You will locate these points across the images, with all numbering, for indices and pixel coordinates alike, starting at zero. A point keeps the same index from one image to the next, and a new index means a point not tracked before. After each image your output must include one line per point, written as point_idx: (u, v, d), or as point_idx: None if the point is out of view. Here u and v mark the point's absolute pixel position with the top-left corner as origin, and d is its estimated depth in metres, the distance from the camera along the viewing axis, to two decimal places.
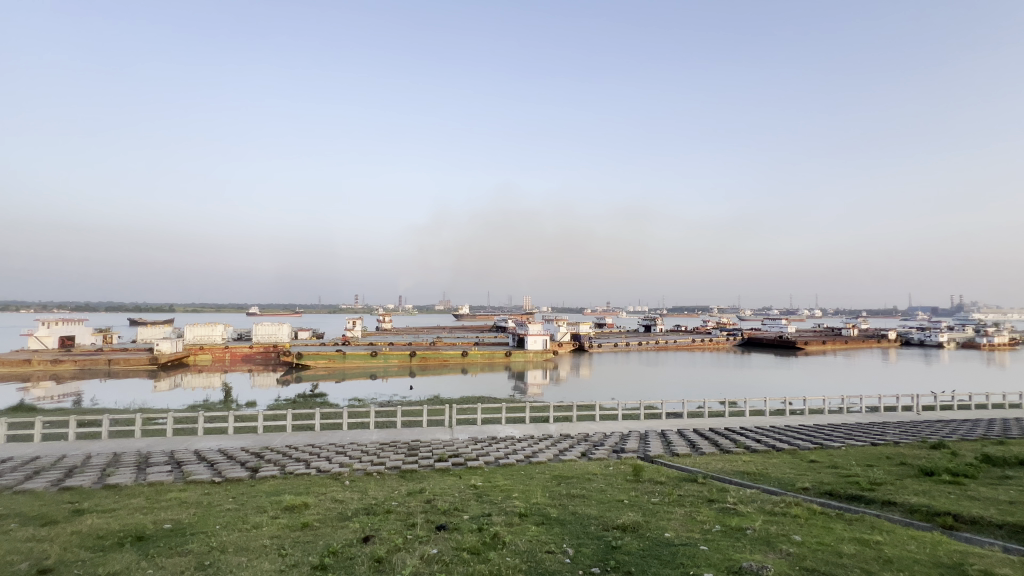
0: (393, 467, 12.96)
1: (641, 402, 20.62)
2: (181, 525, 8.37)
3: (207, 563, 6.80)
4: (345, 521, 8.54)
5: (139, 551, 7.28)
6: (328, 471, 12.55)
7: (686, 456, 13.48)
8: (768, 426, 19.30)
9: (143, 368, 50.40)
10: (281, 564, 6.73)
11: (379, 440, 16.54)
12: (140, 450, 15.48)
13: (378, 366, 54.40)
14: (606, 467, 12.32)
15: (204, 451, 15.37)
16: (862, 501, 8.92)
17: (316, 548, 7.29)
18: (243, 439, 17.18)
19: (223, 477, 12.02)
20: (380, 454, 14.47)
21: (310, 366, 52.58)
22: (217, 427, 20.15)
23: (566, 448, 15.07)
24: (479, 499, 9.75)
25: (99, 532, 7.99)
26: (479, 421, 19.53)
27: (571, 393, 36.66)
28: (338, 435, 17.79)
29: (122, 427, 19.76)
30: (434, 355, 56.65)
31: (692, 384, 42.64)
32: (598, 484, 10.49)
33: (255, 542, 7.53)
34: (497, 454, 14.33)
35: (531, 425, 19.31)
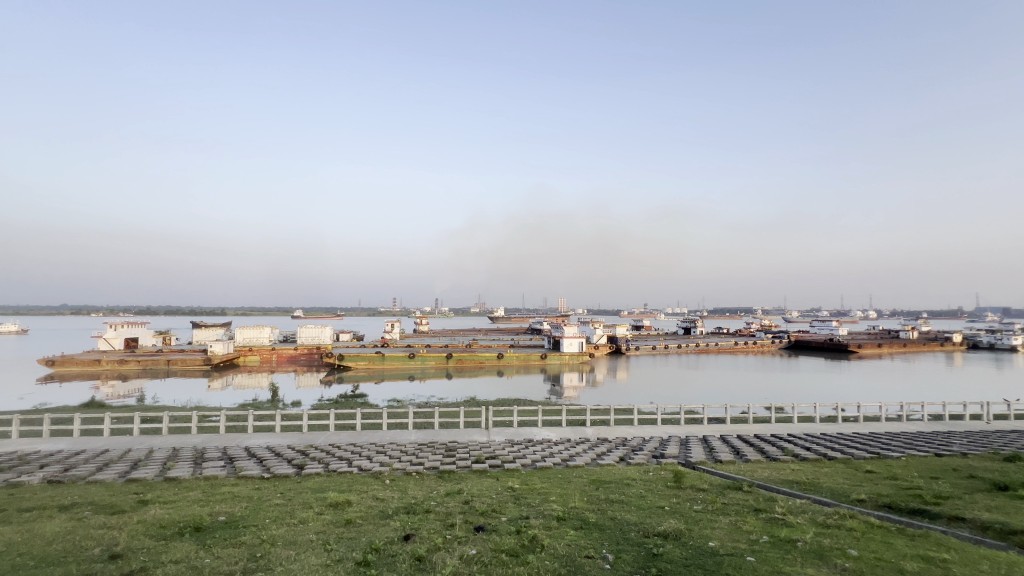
0: (431, 468, 13.15)
1: (681, 406, 20.03)
2: (235, 518, 8.81)
3: (259, 554, 7.13)
4: (386, 520, 8.73)
5: (196, 540, 7.71)
6: (369, 470, 12.89)
7: (729, 463, 13.03)
8: (818, 433, 18.29)
9: (198, 368, 53.46)
10: (327, 559, 6.96)
11: (417, 440, 16.85)
12: (196, 446, 16.43)
13: (416, 367, 55.48)
14: (645, 472, 12.07)
15: (254, 448, 16.12)
16: (925, 515, 8.34)
17: (359, 544, 7.50)
18: (290, 437, 17.94)
19: (272, 474, 12.56)
20: (419, 454, 14.75)
21: (351, 367, 54.26)
22: (265, 425, 21.09)
23: (603, 452, 14.87)
24: (517, 501, 9.75)
25: (161, 522, 8.52)
26: (516, 423, 19.55)
27: (608, 397, 36.27)
28: (378, 434, 18.25)
29: (181, 423, 21.06)
30: (470, 357, 57.22)
31: (735, 389, 41.02)
32: (638, 490, 10.28)
33: (302, 537, 7.82)
34: (534, 457, 14.31)
35: (567, 429, 19.14)
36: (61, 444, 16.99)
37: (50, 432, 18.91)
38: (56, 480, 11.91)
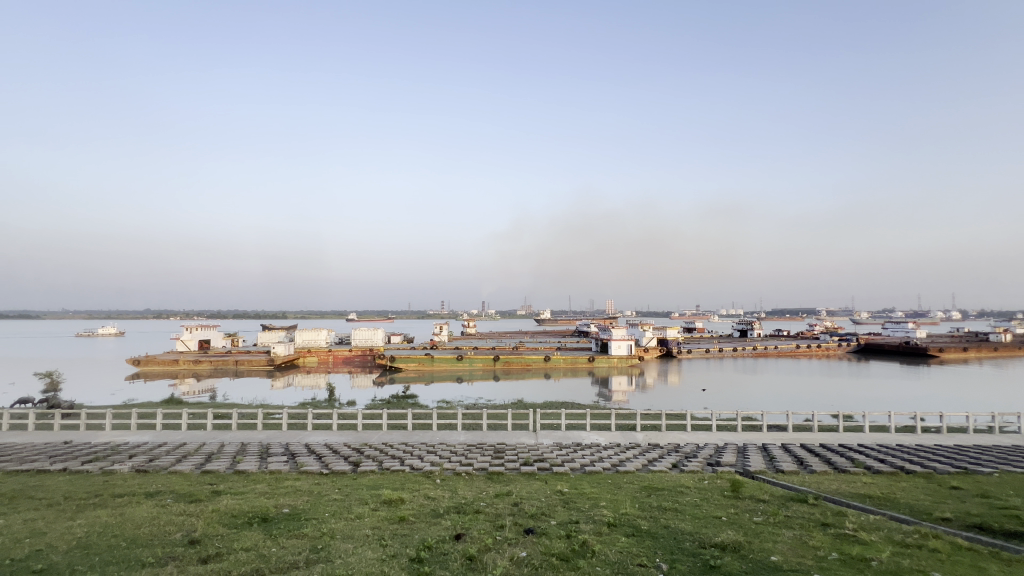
0: (481, 469, 13.31)
1: (737, 413, 19.10)
2: (298, 511, 9.30)
3: (320, 547, 7.49)
4: (438, 519, 8.91)
5: (264, 530, 8.23)
6: (420, 469, 13.25)
7: (792, 474, 12.28)
8: (893, 444, 16.85)
9: (262, 368, 57.00)
10: (382, 554, 7.19)
11: (467, 441, 17.11)
12: (262, 441, 17.53)
13: (463, 369, 56.39)
14: (700, 480, 11.62)
15: (314, 444, 17.00)
16: (1023, 539, 7.50)
17: (412, 541, 7.69)
18: (346, 435, 18.75)
19: (330, 470, 13.17)
20: (468, 455, 14.96)
21: (402, 368, 56.00)
22: (323, 423, 22.16)
23: (654, 458, 14.47)
24: (566, 505, 9.67)
25: (232, 511, 9.14)
26: (563, 427, 19.40)
27: (659, 401, 35.26)
28: (428, 434, 18.70)
29: (249, 420, 22.52)
30: (517, 359, 57.44)
31: (797, 395, 38.61)
32: (693, 498, 9.90)
33: (359, 532, 8.15)
34: (583, 461, 14.15)
35: (616, 433, 18.78)
36: (146, 436, 18.62)
37: (137, 425, 20.81)
38: (143, 469, 13.09)
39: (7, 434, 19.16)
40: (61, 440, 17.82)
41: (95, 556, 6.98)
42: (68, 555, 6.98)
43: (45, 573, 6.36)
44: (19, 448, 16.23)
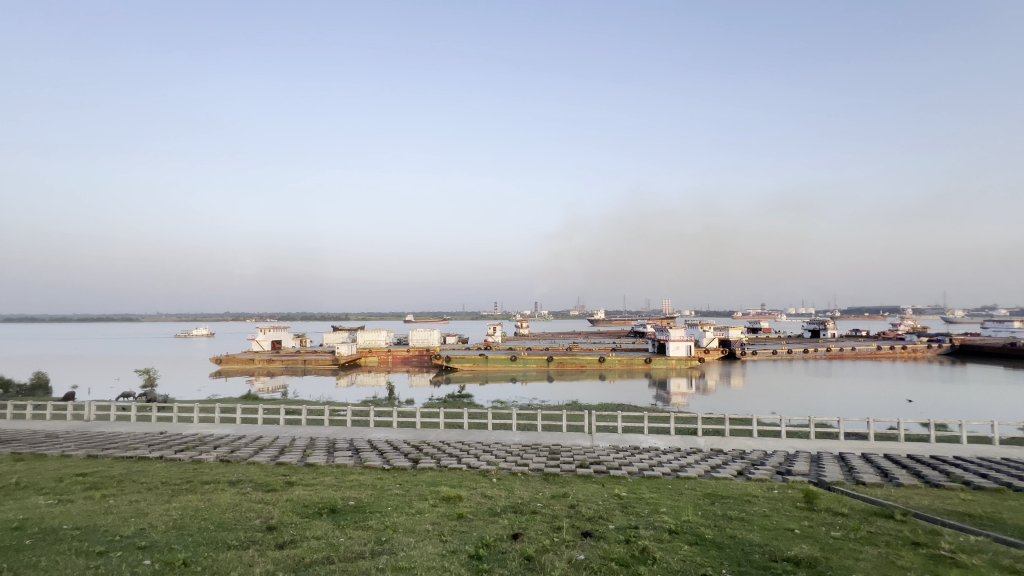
0: (537, 469, 13.32)
1: (810, 420, 17.80)
2: (363, 503, 9.76)
3: (384, 538, 7.81)
4: (495, 517, 9.02)
5: (333, 521, 8.69)
6: (476, 467, 13.45)
7: (876, 486, 11.27)
8: (999, 458, 14.97)
9: (328, 367, 60.39)
10: (443, 549, 7.38)
11: (522, 442, 17.18)
12: (328, 436, 18.53)
13: (517, 370, 56.67)
14: (769, 490, 10.95)
15: (376, 441, 17.73)
16: None
17: (471, 538, 7.84)
18: (406, 432, 19.42)
19: (391, 466, 13.69)
20: (524, 455, 15.01)
21: (458, 368, 57.18)
22: (384, 421, 23.07)
23: (718, 465, 13.82)
24: (624, 510, 9.44)
25: (304, 502, 9.73)
26: (620, 429, 19.00)
27: (723, 405, 33.58)
28: (484, 434, 18.92)
29: (317, 416, 23.89)
30: (571, 360, 56.96)
31: (880, 401, 35.37)
32: (761, 509, 9.35)
33: (420, 526, 8.41)
34: (640, 465, 13.79)
35: (676, 437, 18.17)
36: (227, 429, 20.30)
37: (221, 419, 22.74)
38: (226, 459, 14.26)
39: (115, 423, 21.65)
40: (158, 430, 19.82)
41: (188, 536, 7.68)
42: (166, 534, 7.74)
43: (147, 549, 7.09)
44: (124, 437, 18.23)
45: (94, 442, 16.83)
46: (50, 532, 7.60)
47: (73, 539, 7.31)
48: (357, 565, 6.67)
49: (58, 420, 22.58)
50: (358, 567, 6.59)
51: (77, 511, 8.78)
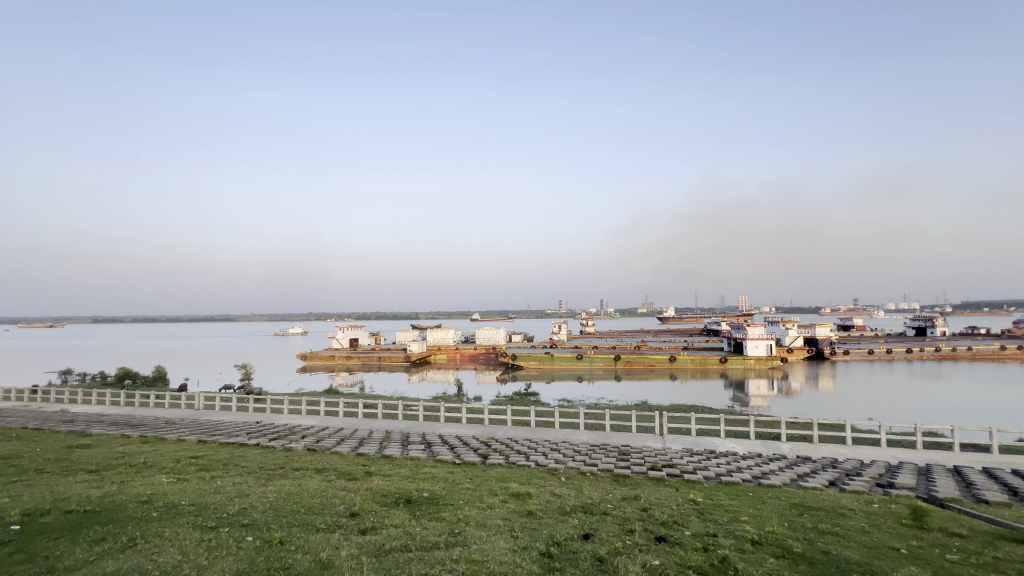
0: (606, 470, 13.08)
1: (914, 427, 15.95)
2: (436, 495, 10.13)
3: (457, 531, 8.04)
4: (565, 516, 8.98)
5: (409, 511, 9.10)
6: (545, 465, 13.47)
7: (1002, 507, 9.83)
8: None
9: (400, 364, 63.41)
10: (514, 545, 7.47)
11: (590, 441, 16.94)
12: (403, 430, 19.44)
13: (583, 368, 56.08)
14: (868, 503, 9.93)
15: (447, 436, 18.33)
16: None
17: (542, 536, 7.87)
18: (475, 429, 19.87)
19: (461, 460, 14.09)
20: (592, 455, 14.79)
21: (523, 366, 57.69)
22: (454, 417, 23.79)
23: (806, 474, 12.75)
24: (701, 516, 9.02)
25: (382, 491, 10.26)
26: (694, 431, 18.16)
27: (810, 409, 31.08)
28: (551, 432, 18.90)
29: (392, 411, 25.15)
30: (640, 360, 55.26)
31: (1004, 408, 30.96)
32: (859, 523, 8.50)
33: (491, 520, 8.58)
34: (718, 470, 13.05)
35: (756, 441, 17.03)
36: (313, 421, 21.99)
37: (308, 411, 24.72)
38: (313, 448, 15.43)
39: (221, 412, 24.23)
40: (255, 420, 21.99)
41: (283, 517, 8.40)
42: (264, 514, 8.50)
43: (250, 527, 7.84)
44: (228, 425, 20.40)
45: (204, 429, 18.97)
46: (172, 506, 8.66)
47: (191, 514, 8.28)
48: (433, 555, 6.94)
49: (176, 408, 25.65)
50: (434, 557, 6.85)
51: (193, 489, 9.94)
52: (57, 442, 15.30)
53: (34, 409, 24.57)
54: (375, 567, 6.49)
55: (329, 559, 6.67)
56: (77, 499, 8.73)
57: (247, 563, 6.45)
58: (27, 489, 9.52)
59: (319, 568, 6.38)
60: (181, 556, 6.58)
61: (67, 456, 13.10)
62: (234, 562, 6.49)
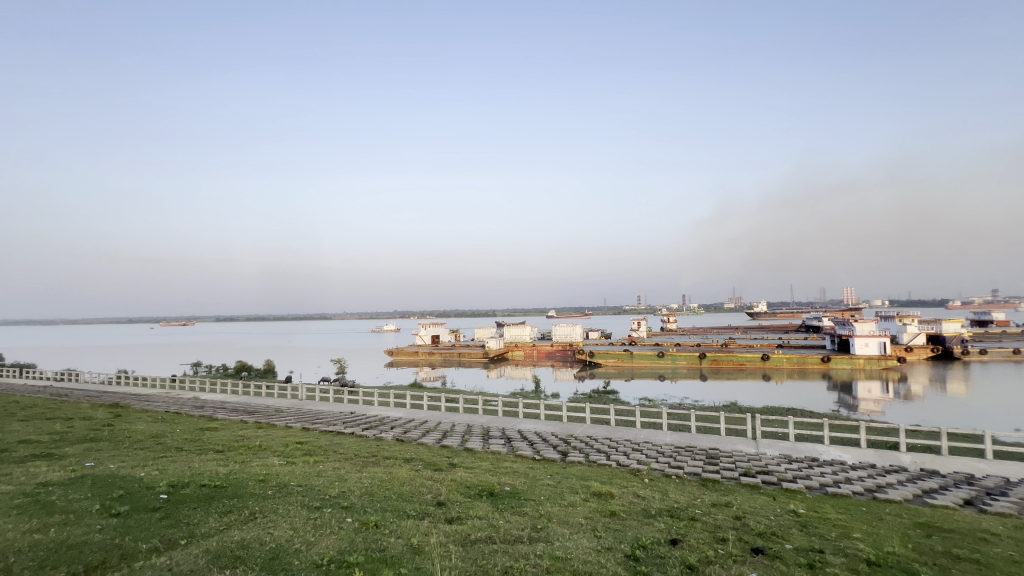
0: (692, 474, 12.43)
1: None
2: (518, 490, 10.28)
3: (540, 526, 8.10)
4: (650, 519, 8.69)
5: (492, 503, 9.33)
6: (627, 465, 13.13)
7: None
8: None
9: (479, 360, 65.25)
10: (598, 545, 7.34)
11: (675, 443, 16.21)
12: (484, 425, 19.96)
13: (665, 366, 53.88)
14: (1018, 529, 8.44)
15: (526, 432, 18.55)
16: None
17: (626, 537, 7.68)
18: (553, 425, 19.90)
19: (541, 457, 14.15)
20: (678, 457, 14.13)
21: (602, 363, 57.05)
22: (534, 413, 23.93)
23: (932, 490, 11.15)
24: (804, 529, 8.26)
25: (466, 483, 10.60)
26: (794, 436, 16.65)
27: (935, 417, 27.18)
28: (632, 432, 18.39)
29: (474, 406, 25.89)
30: (727, 358, 51.93)
31: None
32: (1006, 551, 7.28)
33: (573, 519, 8.52)
34: (823, 479, 11.85)
35: (869, 450, 15.20)
36: (401, 413, 23.38)
37: (397, 404, 26.29)
38: (401, 438, 16.41)
39: (321, 403, 26.54)
40: (350, 411, 23.80)
41: (378, 502, 9.01)
42: (361, 498, 9.17)
43: (349, 509, 8.49)
44: (328, 414, 22.32)
45: (308, 417, 20.91)
46: (284, 486, 9.67)
47: (298, 494, 9.17)
48: (517, 549, 7.04)
49: (284, 397, 28.51)
50: (518, 551, 6.95)
51: (300, 471, 11.01)
52: (192, 425, 17.73)
53: (174, 396, 28.66)
54: (462, 556, 6.72)
55: (420, 544, 7.02)
56: (208, 475, 10.06)
57: (348, 542, 6.98)
58: (172, 463, 11.16)
59: (411, 552, 6.75)
60: (293, 531, 7.29)
61: (199, 437, 15.14)
62: (336, 540, 7.05)
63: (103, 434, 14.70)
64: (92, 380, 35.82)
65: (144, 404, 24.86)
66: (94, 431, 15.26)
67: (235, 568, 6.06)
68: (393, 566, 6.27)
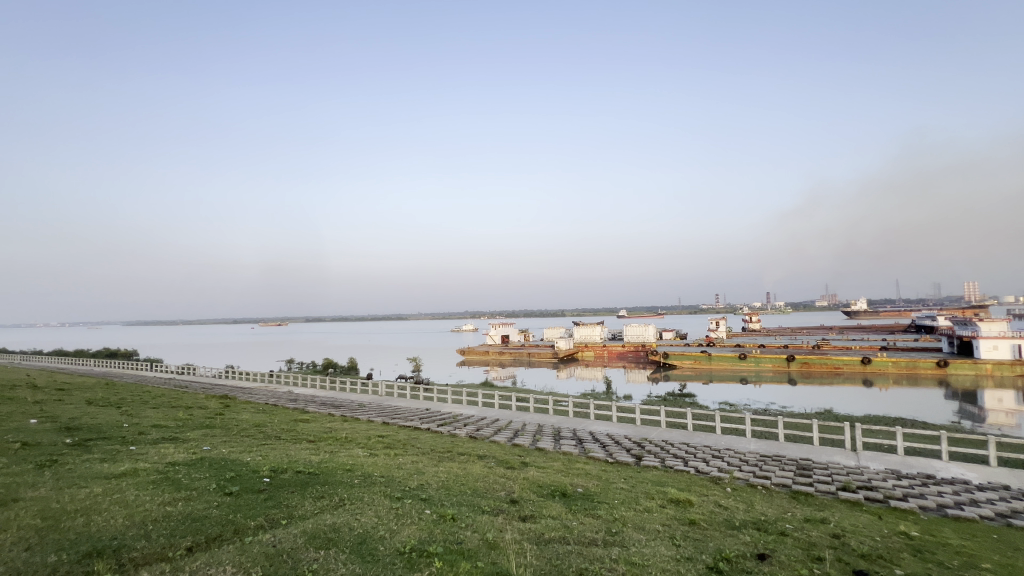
0: (781, 485, 11.54)
1: None
2: (590, 492, 10.17)
3: (615, 530, 7.95)
4: (734, 531, 8.18)
5: (565, 504, 9.31)
6: (706, 473, 12.50)
7: None
8: None
9: (548, 360, 65.25)
10: (677, 554, 7.06)
11: (760, 451, 15.15)
12: (554, 425, 19.99)
13: (747, 369, 50.48)
14: None
15: (597, 433, 18.31)
16: None
17: (707, 548, 7.30)
18: (626, 428, 19.38)
19: (614, 460, 13.85)
20: (764, 467, 13.19)
21: (677, 365, 54.69)
22: (606, 415, 23.45)
23: None
24: (918, 554, 7.37)
25: (539, 482, 10.66)
26: (904, 450, 14.88)
27: None
28: (712, 437, 17.44)
29: (545, 406, 25.90)
30: (820, 361, 47.54)
31: None
32: None
33: (650, 525, 8.26)
34: (941, 500, 10.45)
35: (1001, 468, 13.17)
36: (473, 410, 24.07)
37: (469, 402, 27.07)
38: (474, 436, 16.89)
39: (399, 399, 27.99)
40: (426, 407, 24.91)
41: (455, 496, 9.35)
42: (438, 491, 9.57)
43: (428, 501, 8.89)
44: (406, 410, 23.55)
45: (388, 413, 22.19)
46: (369, 476, 10.35)
47: (381, 484, 9.76)
48: (592, 551, 6.96)
49: (366, 393, 30.43)
50: (592, 554, 6.87)
51: (383, 463, 11.73)
52: (288, 416, 19.51)
53: (272, 389, 31.63)
54: (537, 554, 6.76)
55: (495, 540, 7.17)
56: (303, 462, 11.03)
57: (427, 533, 7.31)
58: (272, 450, 12.37)
59: (487, 547, 6.91)
60: (377, 518, 7.78)
61: (294, 427, 16.62)
62: (416, 530, 7.41)
63: (216, 422, 16.59)
64: (207, 374, 40.47)
65: (248, 396, 27.73)
66: (208, 419, 17.27)
67: (328, 549, 6.57)
68: (470, 559, 6.45)
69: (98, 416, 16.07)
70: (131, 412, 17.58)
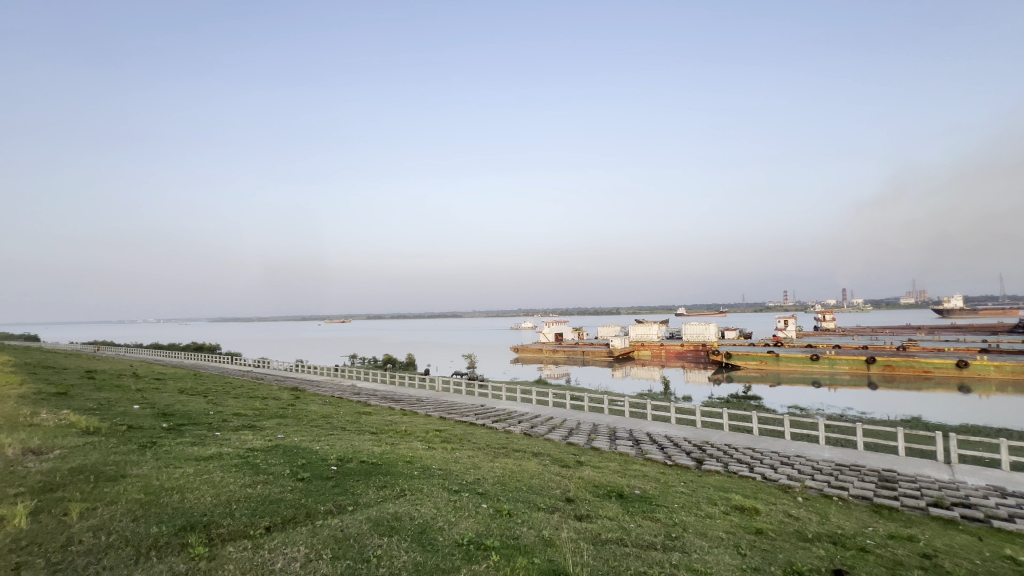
0: (860, 497, 10.65)
1: None
2: (648, 494, 9.88)
3: (675, 535, 7.70)
4: (806, 543, 7.67)
5: (622, 505, 9.13)
6: (775, 480, 11.78)
7: None
8: None
9: (604, 359, 64.18)
10: (742, 564, 6.72)
11: (836, 459, 14.04)
12: (610, 424, 19.67)
13: (821, 370, 47.05)
14: None
15: (655, 434, 17.80)
16: None
17: (776, 559, 6.90)
18: (686, 430, 18.68)
19: (674, 462, 13.38)
20: (842, 477, 12.20)
21: (741, 366, 51.96)
22: (665, 416, 22.70)
23: None
24: None
25: (594, 482, 10.53)
26: (1009, 465, 13.25)
27: None
28: (780, 442, 16.42)
29: (601, 405, 25.49)
30: (907, 364, 43.34)
31: None
32: None
33: (713, 531, 7.92)
34: None
35: None
36: (528, 408, 24.17)
37: (524, 399, 27.22)
38: (529, 433, 17.00)
39: (456, 395, 28.65)
40: (481, 403, 25.35)
41: (510, 491, 9.44)
42: (494, 486, 9.70)
43: (484, 496, 9.05)
44: (461, 406, 24.10)
45: (445, 407, 22.81)
46: (427, 468, 10.69)
47: (439, 477, 10.04)
48: (650, 555, 6.79)
49: (425, 387, 31.46)
50: (651, 557, 6.71)
51: (440, 456, 12.07)
52: (352, 408, 20.57)
53: (338, 383, 33.46)
54: (593, 554, 6.71)
55: (550, 537, 7.18)
56: (367, 453, 11.59)
57: (484, 526, 7.45)
58: (339, 440, 13.11)
59: (543, 543, 6.93)
60: (436, 509, 8.03)
61: (358, 419, 17.47)
62: (473, 523, 7.56)
63: (289, 412, 17.80)
64: (281, 367, 43.44)
65: (317, 388, 29.57)
66: (282, 409, 18.59)
67: (390, 537, 6.87)
68: (526, 555, 6.50)
69: (189, 403, 17.78)
70: (216, 401, 19.22)
